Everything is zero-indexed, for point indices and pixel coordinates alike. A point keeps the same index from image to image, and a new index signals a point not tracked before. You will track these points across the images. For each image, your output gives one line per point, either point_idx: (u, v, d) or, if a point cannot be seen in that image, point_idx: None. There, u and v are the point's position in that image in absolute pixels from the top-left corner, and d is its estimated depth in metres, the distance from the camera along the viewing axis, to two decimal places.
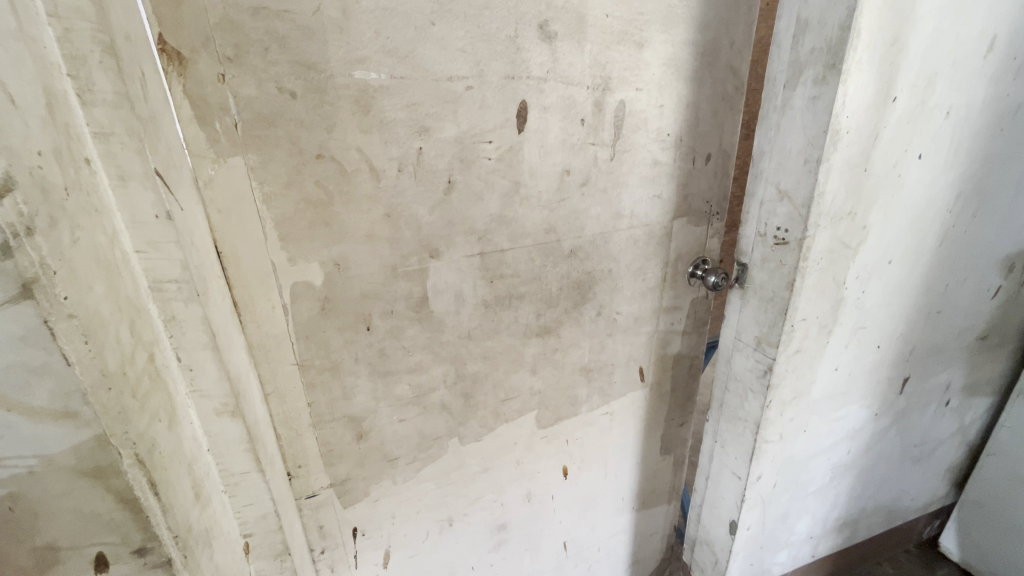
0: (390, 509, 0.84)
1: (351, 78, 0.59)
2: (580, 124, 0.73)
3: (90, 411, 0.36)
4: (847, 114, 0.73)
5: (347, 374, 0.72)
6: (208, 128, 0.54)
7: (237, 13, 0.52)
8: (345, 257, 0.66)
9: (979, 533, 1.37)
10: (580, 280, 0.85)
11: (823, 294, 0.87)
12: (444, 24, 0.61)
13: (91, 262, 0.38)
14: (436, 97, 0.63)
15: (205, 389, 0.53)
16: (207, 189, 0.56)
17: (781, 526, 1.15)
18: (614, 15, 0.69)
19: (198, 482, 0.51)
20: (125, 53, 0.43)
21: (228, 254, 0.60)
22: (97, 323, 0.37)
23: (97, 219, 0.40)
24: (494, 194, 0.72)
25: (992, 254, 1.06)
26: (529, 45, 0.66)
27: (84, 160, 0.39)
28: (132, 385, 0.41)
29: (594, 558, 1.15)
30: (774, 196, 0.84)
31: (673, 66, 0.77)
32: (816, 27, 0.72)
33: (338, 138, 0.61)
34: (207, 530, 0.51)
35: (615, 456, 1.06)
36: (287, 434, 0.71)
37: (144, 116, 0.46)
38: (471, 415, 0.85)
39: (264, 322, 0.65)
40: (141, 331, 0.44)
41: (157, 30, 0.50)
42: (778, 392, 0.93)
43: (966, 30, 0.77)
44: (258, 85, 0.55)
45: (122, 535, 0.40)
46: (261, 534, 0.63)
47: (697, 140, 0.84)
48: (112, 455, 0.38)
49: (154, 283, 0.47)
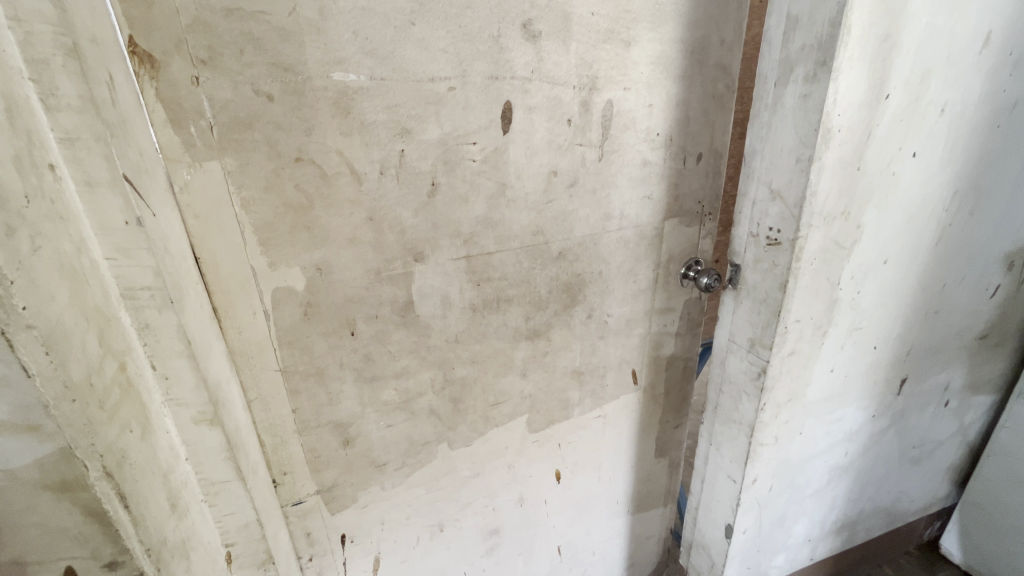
0: (379, 515, 0.83)
1: (329, 79, 0.58)
2: (567, 124, 0.72)
3: (53, 424, 0.35)
4: (839, 112, 0.72)
5: (332, 380, 0.71)
6: (183, 132, 0.53)
7: (210, 15, 0.51)
8: (327, 262, 0.65)
9: (980, 535, 1.35)
10: (569, 282, 0.84)
11: (817, 295, 0.86)
12: (424, 24, 0.60)
13: (54, 271, 0.37)
14: (418, 99, 0.62)
15: (182, 398, 0.52)
16: (184, 193, 0.55)
17: (779, 529, 1.13)
18: (599, 13, 0.68)
19: (174, 492, 0.50)
20: (90, 56, 0.42)
21: (207, 261, 0.59)
22: (61, 334, 0.36)
23: (62, 226, 0.39)
24: (479, 197, 0.71)
25: (991, 250, 1.04)
26: (512, 45, 0.65)
27: (47, 166, 0.38)
28: (99, 397, 0.40)
29: (588, 561, 1.14)
30: (766, 196, 0.82)
31: (663, 65, 0.76)
32: (806, 24, 0.71)
33: (317, 140, 0.60)
34: (185, 541, 0.50)
35: (609, 458, 1.05)
36: (272, 441, 0.70)
37: (113, 120, 0.45)
38: (461, 420, 0.84)
39: (245, 328, 0.64)
40: (110, 340, 0.44)
41: (127, 32, 0.48)
42: (772, 394, 0.92)
43: (961, 25, 0.76)
44: (233, 88, 0.54)
45: (92, 549, 0.39)
46: (244, 543, 0.62)
47: (687, 140, 0.83)
48: (78, 468, 0.37)
49: (125, 291, 0.46)
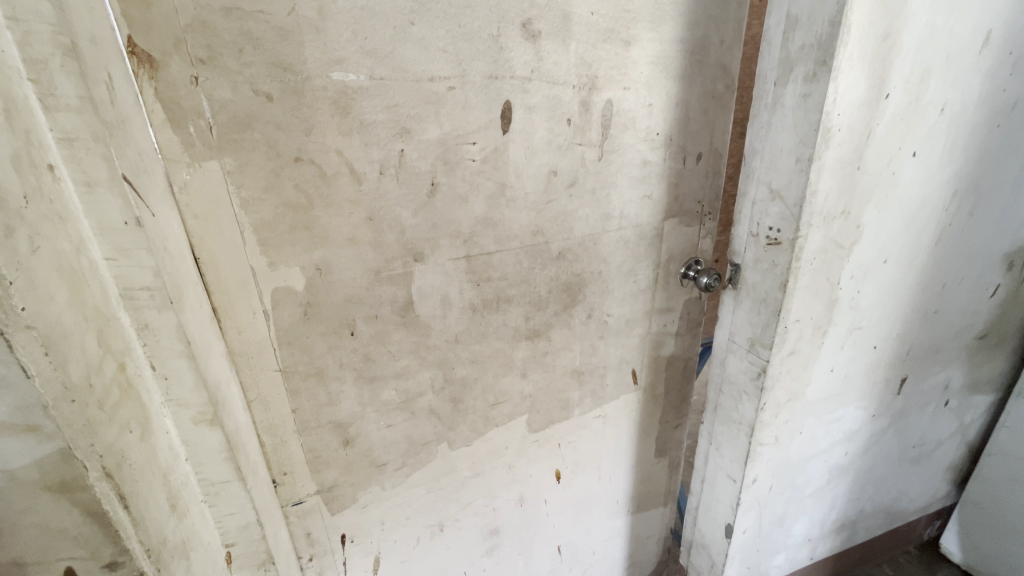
0: (379, 515, 0.83)
1: (329, 79, 0.58)
2: (567, 124, 0.72)
3: (53, 425, 0.35)
4: (839, 112, 0.72)
5: (332, 380, 0.71)
6: (182, 132, 0.53)
7: (209, 14, 0.51)
8: (326, 262, 0.65)
9: (980, 534, 1.35)
10: (569, 281, 0.84)
11: (817, 294, 0.86)
12: (424, 24, 0.60)
13: (53, 271, 0.37)
14: (417, 98, 0.62)
15: (182, 398, 0.52)
16: (183, 194, 0.55)
17: (779, 529, 1.13)
18: (599, 13, 0.68)
19: (174, 493, 0.50)
20: (89, 55, 0.42)
21: (206, 261, 0.59)
22: (60, 334, 0.36)
23: (61, 227, 0.39)
24: (479, 196, 0.71)
25: (990, 250, 1.04)
26: (512, 44, 0.65)
27: (46, 166, 0.38)
28: (99, 397, 0.40)
29: (589, 561, 1.14)
30: (766, 196, 0.82)
31: (663, 65, 0.76)
32: (806, 23, 0.71)
33: (317, 140, 0.59)
34: (185, 541, 0.49)
35: (609, 458, 1.05)
36: (272, 441, 0.70)
37: (112, 120, 0.45)
38: (461, 420, 0.84)
39: (245, 328, 0.64)
40: (110, 341, 0.44)
41: (126, 32, 0.48)
42: (772, 393, 0.92)
43: (961, 24, 0.76)
44: (233, 87, 0.54)
45: (92, 549, 0.39)
46: (244, 544, 0.62)
47: (686, 140, 0.83)
48: (78, 469, 0.37)
49: (124, 291, 0.46)
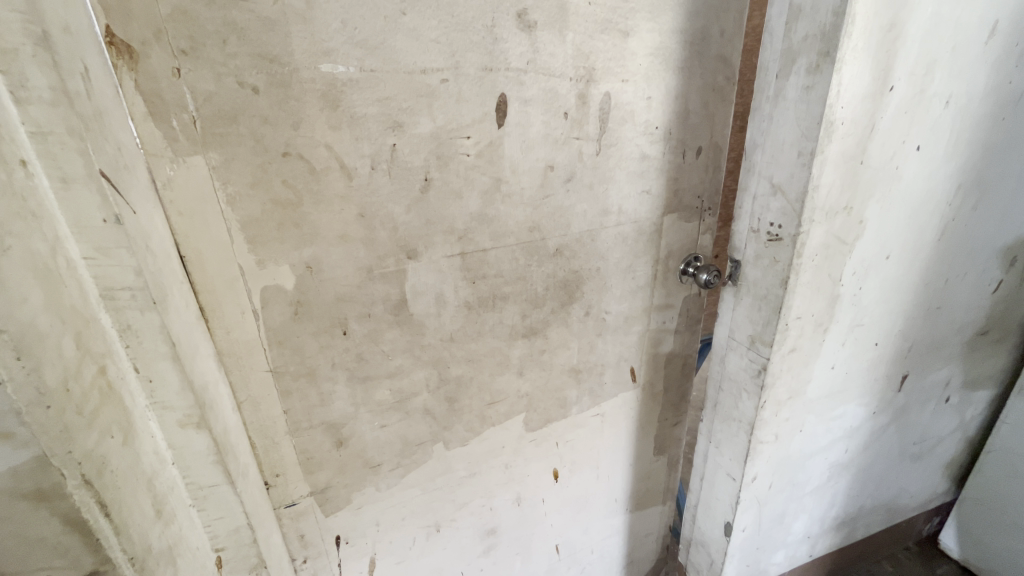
0: (374, 516, 0.82)
1: (317, 71, 0.56)
2: (563, 117, 0.70)
3: (27, 432, 0.34)
4: (842, 105, 0.70)
5: (324, 380, 0.70)
6: (165, 127, 0.52)
7: (190, 3, 0.49)
8: (316, 259, 0.63)
9: (980, 530, 1.35)
10: (567, 278, 0.82)
11: (818, 291, 0.84)
12: (415, 13, 0.58)
13: (26, 271, 0.35)
14: (410, 91, 0.61)
15: (167, 401, 0.51)
16: (167, 190, 0.54)
17: (778, 526, 1.12)
18: (596, 3, 0.66)
19: (159, 498, 0.49)
20: (63, 46, 0.40)
21: (192, 259, 0.57)
22: (34, 337, 0.34)
23: (36, 225, 0.37)
24: (473, 192, 0.69)
25: (993, 245, 1.03)
26: (506, 35, 0.63)
27: (18, 162, 0.36)
28: (77, 402, 0.38)
29: (587, 560, 1.13)
30: (768, 190, 0.81)
31: (662, 56, 0.74)
32: (809, 13, 0.69)
33: (305, 135, 0.58)
34: (171, 548, 0.48)
35: (607, 456, 1.04)
36: (263, 443, 0.69)
37: (88, 114, 0.43)
38: (456, 419, 0.83)
39: (234, 328, 0.62)
40: (89, 343, 0.42)
41: (104, 22, 0.46)
42: (772, 391, 0.91)
43: (967, 14, 0.74)
44: (216, 80, 0.52)
45: (72, 559, 0.37)
46: (233, 548, 0.60)
47: (686, 133, 0.81)
48: (54, 477, 0.35)
49: (105, 291, 0.45)
